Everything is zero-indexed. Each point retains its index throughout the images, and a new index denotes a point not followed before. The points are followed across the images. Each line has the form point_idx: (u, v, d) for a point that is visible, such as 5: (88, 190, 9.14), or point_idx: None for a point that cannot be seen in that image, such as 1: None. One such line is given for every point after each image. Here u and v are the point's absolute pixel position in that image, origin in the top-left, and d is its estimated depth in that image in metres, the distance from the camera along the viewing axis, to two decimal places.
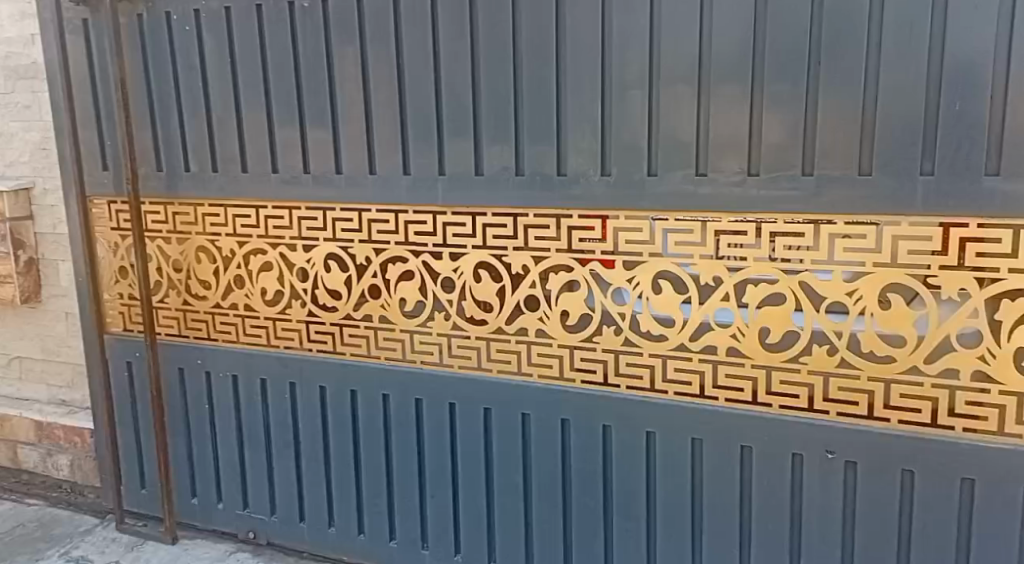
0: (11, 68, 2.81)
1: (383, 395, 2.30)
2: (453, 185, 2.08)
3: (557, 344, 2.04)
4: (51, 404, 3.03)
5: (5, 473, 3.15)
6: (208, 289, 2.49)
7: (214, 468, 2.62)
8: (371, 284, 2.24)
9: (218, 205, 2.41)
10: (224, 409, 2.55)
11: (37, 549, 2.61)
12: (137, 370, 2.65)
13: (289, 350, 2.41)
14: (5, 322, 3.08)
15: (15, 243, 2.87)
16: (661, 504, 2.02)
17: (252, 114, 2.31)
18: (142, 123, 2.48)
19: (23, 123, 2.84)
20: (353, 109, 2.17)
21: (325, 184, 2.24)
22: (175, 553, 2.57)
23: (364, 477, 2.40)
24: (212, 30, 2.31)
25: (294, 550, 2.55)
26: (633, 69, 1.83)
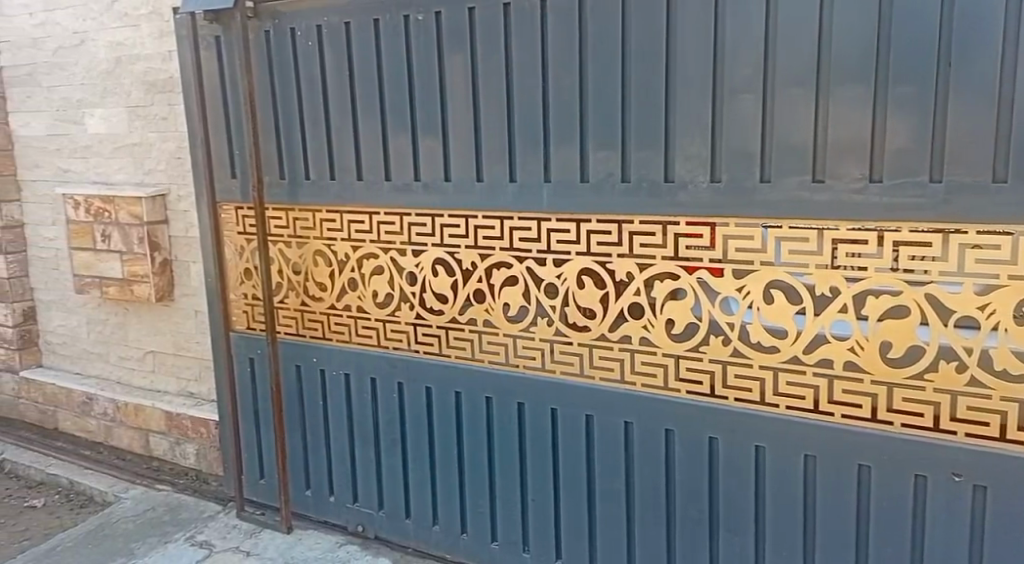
0: (153, 83, 3.04)
1: (486, 398, 2.33)
2: (558, 193, 2.07)
3: (661, 352, 2.00)
4: (180, 396, 3.27)
5: (137, 459, 3.39)
6: (324, 291, 2.59)
7: (326, 462, 2.73)
8: (476, 289, 2.27)
9: (334, 211, 2.51)
10: (336, 405, 2.65)
11: (167, 531, 2.79)
12: (259, 366, 2.80)
13: (398, 351, 2.48)
14: (142, 319, 3.32)
15: (152, 245, 3.09)
16: (770, 521, 1.94)
17: (367, 124, 2.39)
18: (266, 134, 2.61)
19: (159, 134, 3.07)
20: (462, 118, 2.21)
21: (434, 191, 2.29)
22: (289, 542, 2.69)
23: (467, 478, 2.43)
24: (331, 44, 2.41)
25: (399, 545, 2.62)
26: (746, 72, 1.76)
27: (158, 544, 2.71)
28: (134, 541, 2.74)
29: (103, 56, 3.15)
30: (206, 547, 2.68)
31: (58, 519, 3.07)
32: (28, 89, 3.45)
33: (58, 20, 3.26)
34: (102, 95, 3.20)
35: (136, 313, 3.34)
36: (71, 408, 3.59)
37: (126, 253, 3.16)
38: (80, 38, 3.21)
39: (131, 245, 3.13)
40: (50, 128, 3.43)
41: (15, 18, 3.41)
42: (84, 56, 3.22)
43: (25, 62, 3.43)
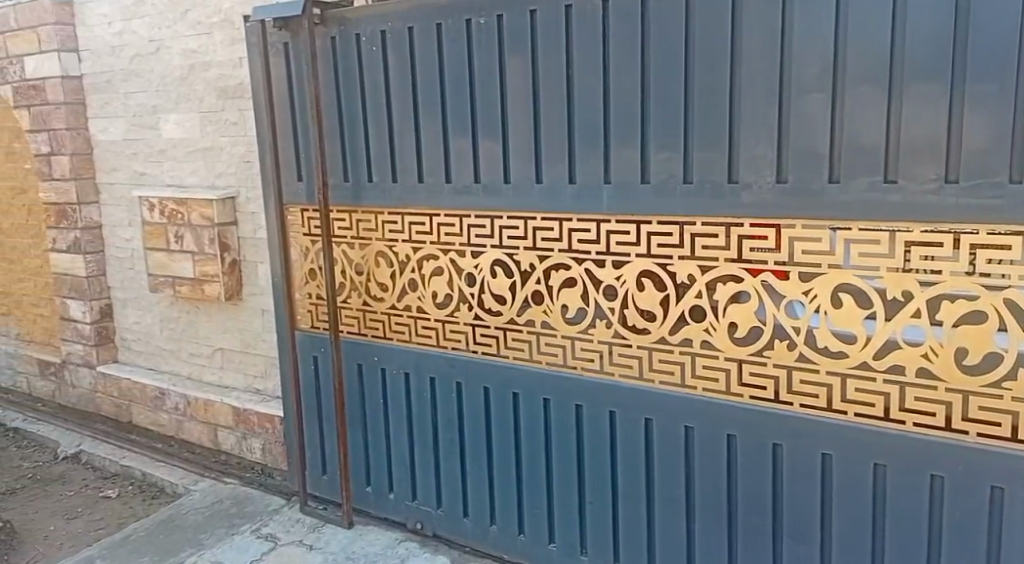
0: (225, 89, 3.14)
1: (544, 399, 2.33)
2: (618, 194, 2.06)
3: (723, 356, 1.97)
4: (247, 392, 3.37)
5: (206, 453, 3.50)
6: (385, 291, 2.63)
7: (386, 460, 2.77)
8: (534, 290, 2.27)
9: (395, 213, 2.55)
10: (396, 404, 2.69)
11: (233, 524, 2.87)
12: (322, 364, 2.86)
13: (456, 351, 2.50)
14: (211, 317, 3.43)
15: (222, 246, 3.19)
16: (835, 530, 1.89)
17: (429, 127, 2.42)
18: (331, 137, 2.67)
19: (230, 138, 3.17)
20: (522, 120, 2.22)
21: (493, 193, 2.31)
22: (351, 537, 2.74)
23: (525, 478, 2.43)
24: (395, 49, 2.45)
25: (457, 544, 2.63)
26: (814, 71, 1.73)
27: (225, 536, 2.78)
28: (202, 532, 2.82)
29: (177, 64, 3.27)
30: (271, 540, 2.75)
31: (132, 508, 3.19)
32: (107, 96, 3.60)
33: (135, 30, 3.40)
34: (176, 101, 3.31)
35: (206, 312, 3.45)
36: (144, 402, 3.73)
37: (197, 253, 3.27)
38: (156, 46, 3.34)
39: (202, 246, 3.23)
40: (128, 133, 3.57)
41: (96, 28, 3.57)
42: (159, 64, 3.34)
43: (104, 69, 3.58)
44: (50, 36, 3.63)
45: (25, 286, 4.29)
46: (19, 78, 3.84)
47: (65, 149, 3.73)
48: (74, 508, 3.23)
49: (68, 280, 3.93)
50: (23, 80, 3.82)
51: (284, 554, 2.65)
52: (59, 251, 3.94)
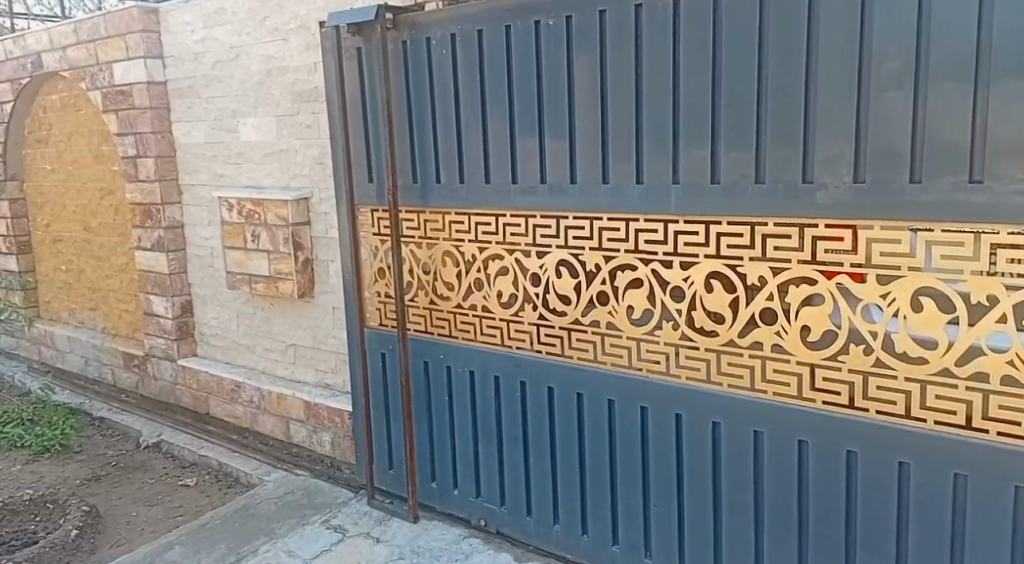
0: (300, 93, 3.23)
1: (609, 401, 2.32)
2: (686, 194, 2.04)
3: (794, 360, 1.92)
4: (318, 387, 3.46)
5: (278, 445, 3.60)
6: (451, 290, 2.66)
7: (451, 457, 2.80)
8: (599, 290, 2.26)
9: (462, 214, 2.57)
10: (462, 401, 2.72)
11: (304, 515, 2.95)
12: (389, 361, 2.92)
13: (521, 351, 2.51)
14: (285, 313, 3.54)
15: (296, 245, 3.29)
16: (913, 541, 1.82)
17: (497, 128, 2.44)
18: (401, 139, 2.72)
19: (304, 140, 3.26)
20: (589, 120, 2.21)
21: (560, 194, 2.31)
22: (416, 531, 2.78)
23: (589, 479, 2.43)
24: (465, 51, 2.48)
25: (521, 541, 2.64)
26: (893, 67, 1.68)
27: (296, 526, 2.86)
28: (275, 521, 2.91)
29: (256, 69, 3.38)
30: (340, 531, 2.81)
31: (208, 497, 3.31)
32: (190, 100, 3.75)
33: (217, 36, 3.53)
34: (254, 105, 3.43)
35: (280, 309, 3.55)
36: (220, 395, 3.86)
37: (272, 252, 3.38)
38: (235, 52, 3.46)
39: (277, 245, 3.34)
40: (209, 136, 3.71)
41: (180, 36, 3.72)
42: (238, 69, 3.47)
43: (187, 75, 3.73)
44: (138, 44, 3.80)
45: (113, 283, 4.50)
46: (109, 84, 4.03)
47: (150, 152, 3.90)
48: (155, 495, 3.37)
49: (152, 278, 4.10)
50: (111, 86, 4.01)
51: (352, 546, 2.70)
52: (144, 249, 4.12)
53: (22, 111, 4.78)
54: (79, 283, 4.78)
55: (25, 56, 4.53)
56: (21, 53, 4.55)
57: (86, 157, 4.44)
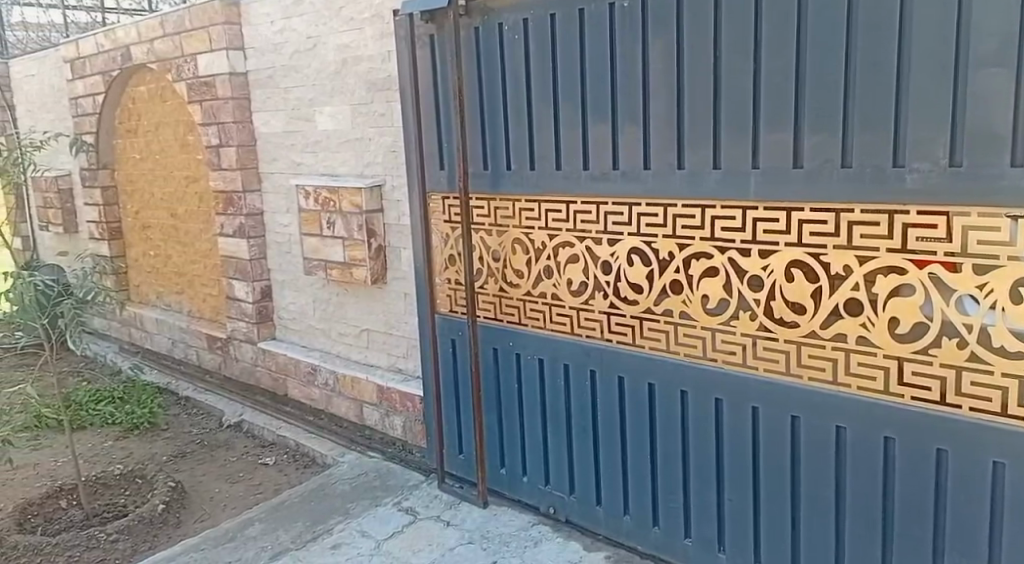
0: (374, 81, 3.26)
1: (681, 392, 2.27)
2: (767, 180, 1.97)
3: (881, 353, 1.84)
4: (390, 371, 3.53)
5: (351, 427, 3.68)
6: (521, 277, 2.65)
7: (521, 444, 2.80)
8: (673, 279, 2.22)
9: (533, 201, 2.56)
10: (531, 389, 2.72)
11: (377, 496, 3.00)
12: (459, 347, 2.94)
13: (591, 339, 2.49)
14: (358, 299, 3.61)
15: (370, 232, 3.34)
16: (1008, 546, 1.73)
17: (569, 114, 2.41)
18: (473, 126, 2.72)
19: (377, 129, 3.30)
20: (664, 105, 2.16)
21: (633, 180, 2.27)
22: (486, 516, 2.79)
23: (660, 470, 2.39)
24: (537, 36, 2.45)
25: (589, 531, 2.63)
26: (994, 43, 1.57)
27: (369, 507, 2.91)
28: (349, 502, 2.97)
29: (332, 58, 3.43)
30: (411, 514, 2.85)
31: (286, 476, 3.40)
32: (269, 90, 3.85)
33: (295, 27, 3.60)
34: (330, 94, 3.49)
35: (355, 294, 3.62)
36: (297, 376, 3.96)
37: (347, 239, 3.44)
38: (312, 42, 3.53)
39: (352, 232, 3.40)
40: (287, 125, 3.80)
41: (259, 27, 3.81)
42: (315, 59, 3.53)
43: (266, 66, 3.82)
44: (220, 36, 3.91)
45: (197, 268, 4.67)
46: (193, 76, 4.16)
47: (232, 141, 4.01)
48: (237, 473, 3.49)
49: (233, 263, 4.24)
50: (196, 78, 4.15)
51: (423, 528, 2.73)
52: (226, 236, 4.25)
53: (113, 102, 4.99)
54: (166, 268, 4.98)
55: (115, 50, 4.72)
56: (112, 47, 4.74)
57: (172, 146, 4.61)
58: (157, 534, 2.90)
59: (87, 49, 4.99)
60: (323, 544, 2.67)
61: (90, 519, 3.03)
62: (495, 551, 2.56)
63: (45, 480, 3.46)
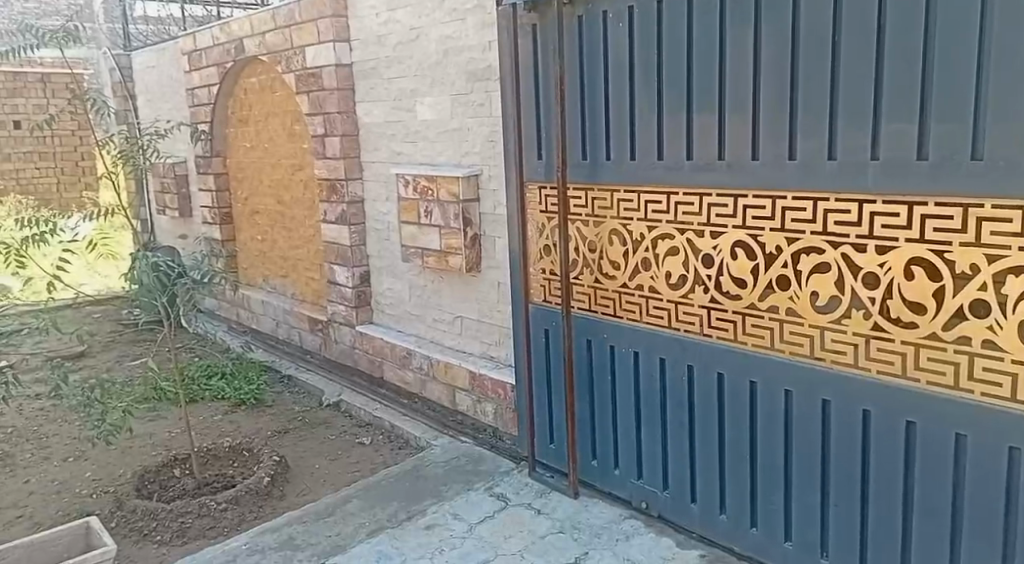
0: (474, 71, 3.29)
1: (786, 391, 2.21)
2: (886, 172, 1.87)
3: (1009, 359, 1.73)
4: (483, 358, 3.57)
5: (444, 412, 3.74)
6: (617, 269, 2.62)
7: (613, 437, 2.78)
8: (780, 274, 2.15)
9: (632, 192, 2.53)
10: (625, 383, 2.69)
11: (469, 480, 3.05)
12: (553, 337, 2.94)
13: (689, 334, 2.44)
14: (454, 287, 3.67)
15: (465, 221, 3.39)
16: None
17: (673, 102, 2.37)
18: (573, 116, 2.71)
19: (476, 119, 3.34)
20: (775, 92, 2.09)
21: (740, 171, 2.20)
22: (577, 507, 2.79)
23: (760, 471, 2.33)
24: (643, 24, 2.42)
25: (683, 528, 2.59)
26: None
27: (461, 490, 2.96)
28: (442, 484, 3.02)
29: (434, 49, 3.49)
30: (502, 500, 2.88)
31: (381, 456, 3.50)
32: (372, 81, 3.94)
33: (399, 18, 3.67)
34: (431, 84, 3.54)
35: (449, 281, 3.68)
36: (392, 360, 4.05)
37: (443, 227, 3.50)
38: (416, 33, 3.59)
39: (448, 221, 3.45)
40: (389, 115, 3.88)
41: (364, 20, 3.90)
42: (418, 50, 3.59)
43: (370, 57, 3.92)
44: (328, 28, 4.03)
45: (301, 253, 4.85)
46: (302, 67, 4.31)
47: (336, 131, 4.14)
48: (335, 450, 3.62)
49: (335, 249, 4.38)
50: (304, 69, 4.30)
51: (514, 515, 2.76)
52: (329, 222, 4.39)
53: (227, 93, 5.23)
54: (272, 252, 5.19)
55: (229, 42, 4.93)
56: (227, 40, 4.95)
57: (280, 135, 4.79)
58: (262, 505, 3.04)
59: (204, 42, 5.23)
60: (417, 524, 2.73)
61: (201, 488, 3.19)
62: (587, 542, 2.55)
63: (160, 450, 3.68)
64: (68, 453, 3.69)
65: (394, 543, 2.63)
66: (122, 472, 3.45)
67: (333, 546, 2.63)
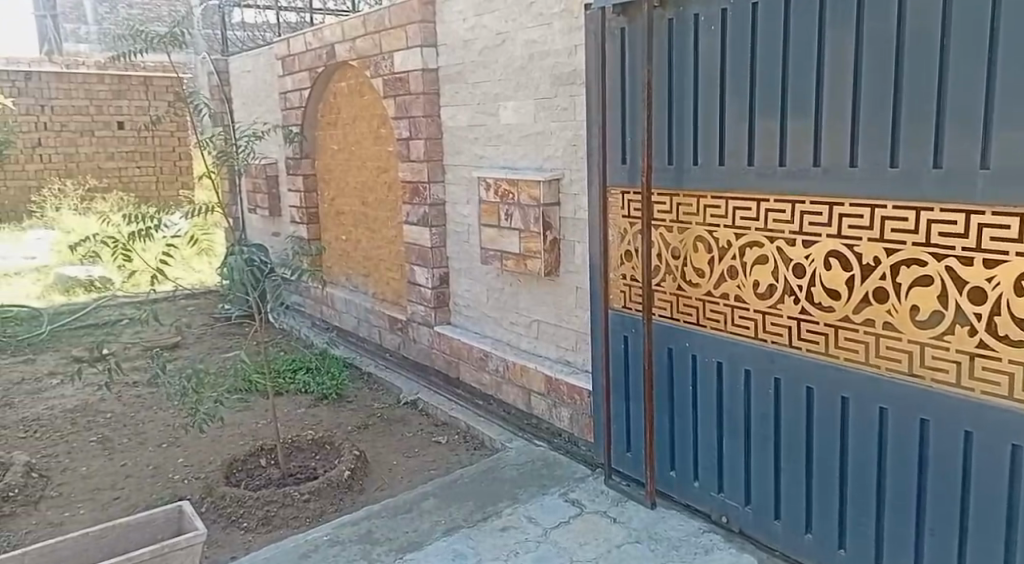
0: (559, 76, 3.29)
1: (880, 409, 2.12)
2: (997, 182, 1.79)
3: None
4: (558, 363, 3.56)
5: (519, 414, 3.75)
6: (702, 277, 2.58)
7: (693, 447, 2.73)
8: (877, 287, 2.07)
9: (719, 197, 2.47)
10: (707, 393, 2.64)
11: (544, 484, 3.04)
12: (632, 344, 2.91)
13: (776, 345, 2.38)
14: (532, 291, 3.67)
15: (546, 225, 3.39)
16: None
17: (765, 106, 2.31)
18: (659, 120, 2.67)
19: (560, 123, 3.34)
20: (877, 96, 2.01)
21: (835, 178, 2.13)
22: (654, 517, 2.75)
23: (849, 490, 2.24)
24: (736, 27, 2.37)
25: (765, 545, 2.52)
26: None
27: (537, 494, 2.96)
28: (517, 487, 3.03)
29: (519, 53, 3.50)
30: (577, 506, 2.86)
31: (457, 455, 3.54)
32: (458, 85, 3.99)
33: (486, 24, 3.71)
34: (514, 88, 3.56)
35: (528, 284, 3.69)
36: (469, 361, 4.09)
37: (524, 231, 3.51)
38: (502, 38, 3.61)
39: (529, 224, 3.46)
40: (472, 119, 3.92)
41: (452, 25, 3.96)
42: (503, 54, 3.62)
43: (456, 61, 3.96)
44: (416, 34, 4.11)
45: (383, 253, 4.95)
46: (390, 72, 4.40)
47: (421, 135, 4.21)
48: (413, 448, 3.67)
49: (416, 250, 4.45)
50: (392, 74, 4.39)
51: (589, 522, 2.74)
52: (411, 223, 4.47)
53: (317, 97, 5.39)
54: (355, 252, 5.32)
55: (321, 48, 5.08)
56: (319, 46, 5.10)
57: (367, 138, 4.91)
58: (342, 498, 3.12)
59: (297, 47, 5.41)
60: (493, 526, 2.74)
61: (285, 478, 3.29)
62: (664, 554, 2.51)
63: (248, 440, 3.81)
64: (163, 439, 3.87)
65: (470, 542, 2.65)
66: (212, 459, 3.59)
67: (410, 542, 2.67)
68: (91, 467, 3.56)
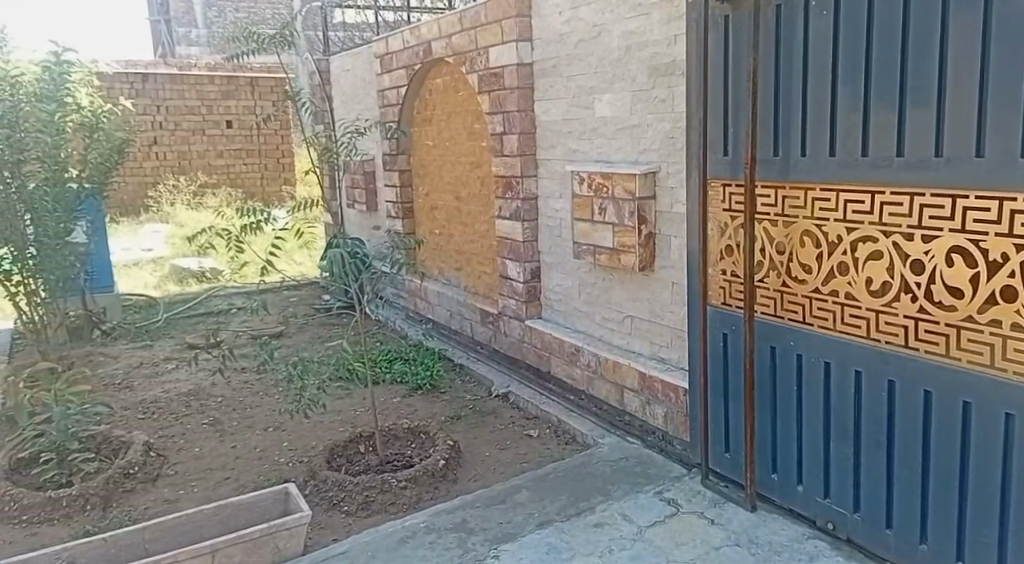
0: (658, 67, 3.23)
1: (1006, 415, 1.99)
2: None
3: None
4: (652, 359, 3.51)
5: (612, 411, 3.72)
6: (809, 273, 2.48)
7: (797, 450, 2.64)
8: (1006, 285, 1.94)
9: (829, 190, 2.37)
10: (813, 394, 2.54)
11: (639, 482, 3.00)
12: (732, 341, 2.83)
13: (891, 345, 2.26)
14: (625, 286, 3.63)
15: (641, 219, 3.34)
16: None
17: (882, 92, 2.19)
18: (764, 110, 2.58)
19: (657, 115, 3.27)
20: (1008, 80, 1.89)
21: (959, 169, 2.00)
22: (754, 520, 2.68)
23: (971, 500, 2.12)
24: (850, 11, 2.26)
25: (875, 554, 2.41)
26: None
27: (631, 491, 2.93)
28: (611, 483, 3.00)
29: (616, 45, 3.46)
30: (673, 505, 2.81)
31: (549, 449, 3.54)
32: (552, 79, 3.98)
33: (582, 16, 3.68)
34: (611, 81, 3.52)
35: (621, 279, 3.65)
36: (561, 356, 4.07)
37: (618, 225, 3.46)
38: (598, 30, 3.58)
39: (623, 218, 3.41)
40: (567, 113, 3.90)
41: (547, 18, 3.94)
42: (600, 46, 3.58)
43: (551, 55, 3.95)
44: (512, 28, 4.12)
45: (476, 247, 5.00)
46: (485, 67, 4.43)
47: (516, 129, 4.22)
48: (505, 440, 3.69)
49: (509, 244, 4.47)
50: (487, 69, 4.41)
51: (686, 522, 2.69)
52: (504, 218, 4.48)
53: (414, 94, 5.48)
54: (449, 245, 5.39)
55: (418, 45, 5.16)
56: (416, 43, 5.19)
57: (461, 134, 4.96)
58: (437, 487, 3.17)
59: (395, 46, 5.51)
60: (587, 521, 2.73)
61: (382, 465, 3.37)
62: (766, 558, 2.44)
63: (347, 427, 3.93)
64: (268, 423, 4.03)
65: (564, 536, 2.65)
66: (314, 444, 3.72)
67: (504, 533, 2.69)
68: (203, 448, 3.75)
